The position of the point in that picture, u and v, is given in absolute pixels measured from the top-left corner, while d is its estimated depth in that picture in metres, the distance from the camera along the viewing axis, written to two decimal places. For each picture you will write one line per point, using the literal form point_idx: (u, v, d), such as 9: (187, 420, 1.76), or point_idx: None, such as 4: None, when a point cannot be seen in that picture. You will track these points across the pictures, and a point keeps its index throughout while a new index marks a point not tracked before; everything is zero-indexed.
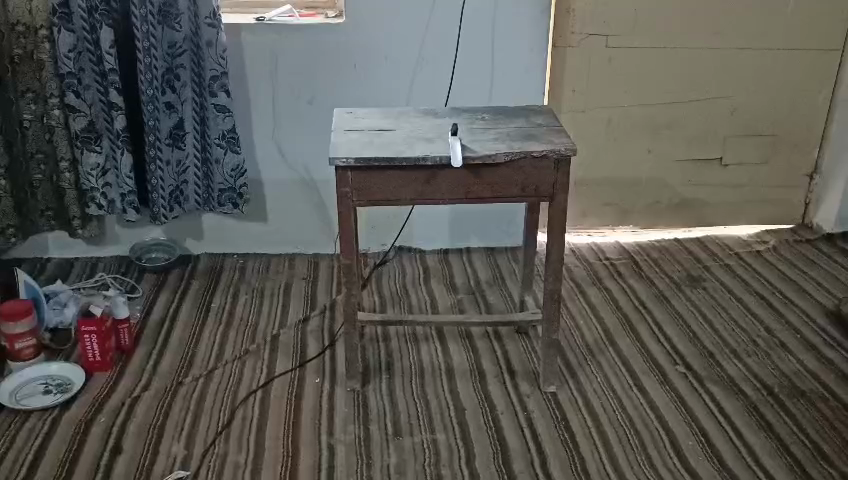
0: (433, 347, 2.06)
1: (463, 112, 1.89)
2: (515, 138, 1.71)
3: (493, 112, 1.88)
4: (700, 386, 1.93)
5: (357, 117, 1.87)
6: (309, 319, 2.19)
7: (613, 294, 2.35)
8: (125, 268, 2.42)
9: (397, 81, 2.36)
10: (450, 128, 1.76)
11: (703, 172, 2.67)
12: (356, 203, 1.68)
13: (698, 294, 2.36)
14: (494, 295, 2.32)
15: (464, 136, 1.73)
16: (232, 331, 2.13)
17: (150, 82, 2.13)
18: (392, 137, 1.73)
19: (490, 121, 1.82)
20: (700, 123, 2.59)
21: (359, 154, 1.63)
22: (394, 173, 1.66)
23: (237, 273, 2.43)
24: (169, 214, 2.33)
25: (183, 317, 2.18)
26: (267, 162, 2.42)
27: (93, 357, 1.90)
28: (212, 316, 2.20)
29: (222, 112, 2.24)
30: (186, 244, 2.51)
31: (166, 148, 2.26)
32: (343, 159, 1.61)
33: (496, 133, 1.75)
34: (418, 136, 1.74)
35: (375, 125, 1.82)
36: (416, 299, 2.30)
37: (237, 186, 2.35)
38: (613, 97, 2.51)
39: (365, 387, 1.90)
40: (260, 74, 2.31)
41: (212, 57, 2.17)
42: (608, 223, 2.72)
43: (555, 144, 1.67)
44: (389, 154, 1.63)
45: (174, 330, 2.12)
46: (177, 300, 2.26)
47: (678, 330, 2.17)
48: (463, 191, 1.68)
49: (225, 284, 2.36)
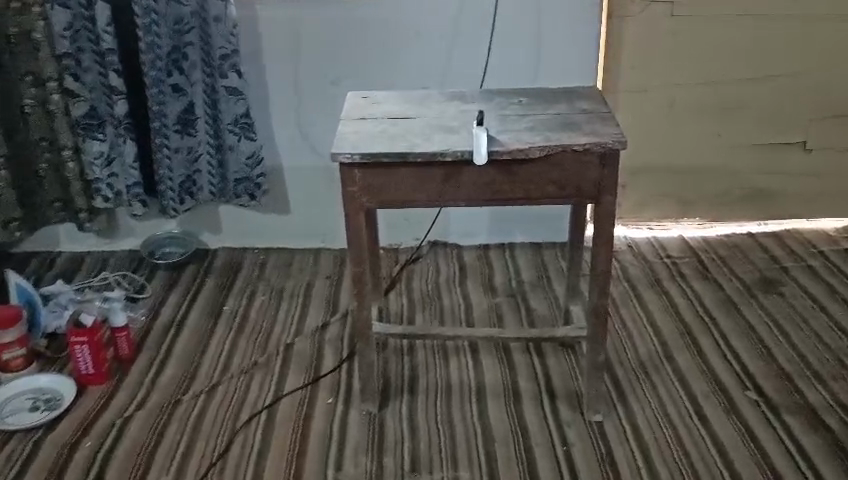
0: (462, 360, 1.81)
1: (496, 96, 1.62)
2: (555, 128, 1.44)
3: (532, 96, 1.61)
4: (774, 418, 1.64)
5: (373, 102, 1.61)
6: (328, 326, 1.96)
7: (674, 299, 2.06)
8: (137, 264, 2.24)
9: (429, 57, 2.09)
10: (476, 114, 1.50)
11: (782, 157, 2.33)
12: (366, 206, 1.43)
13: (773, 301, 2.05)
14: (537, 298, 2.06)
15: (493, 125, 1.46)
16: (243, 339, 1.93)
17: (153, 63, 1.93)
18: (409, 126, 1.47)
19: (527, 107, 1.54)
20: (778, 103, 2.26)
21: (368, 149, 1.38)
22: (409, 171, 1.40)
23: (257, 268, 2.22)
24: (180, 208, 2.14)
25: (191, 322, 1.98)
26: (286, 148, 2.19)
27: (86, 370, 1.74)
28: (224, 320, 2.00)
29: (235, 95, 2.03)
30: (204, 236, 2.30)
31: (175, 135, 2.06)
32: (346, 155, 1.37)
33: (532, 121, 1.47)
34: (440, 125, 1.48)
35: (391, 111, 1.56)
36: (448, 303, 2.05)
37: (253, 176, 2.13)
38: (676, 71, 2.20)
39: (382, 409, 1.68)
40: (277, 52, 2.08)
41: (221, 34, 1.96)
42: (669, 214, 2.41)
43: (601, 134, 1.39)
44: (404, 148, 1.38)
45: (181, 336, 1.93)
46: (187, 301, 2.07)
47: (748, 343, 1.87)
48: (490, 191, 1.41)
49: (242, 282, 2.15)
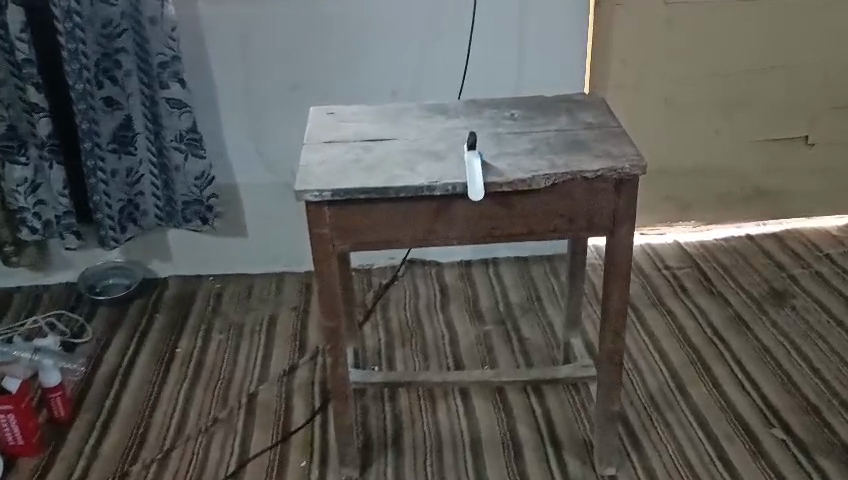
0: (451, 407, 1.60)
1: (484, 109, 1.40)
2: (561, 150, 1.22)
3: (526, 108, 1.39)
4: (807, 460, 1.45)
5: (340, 120, 1.37)
6: (296, 369, 1.72)
7: (678, 319, 1.86)
8: (75, 300, 1.97)
9: (401, 58, 1.85)
10: (465, 135, 1.27)
11: (784, 154, 2.15)
12: (339, 248, 1.20)
13: (786, 317, 1.87)
14: (528, 324, 1.85)
15: (486, 148, 1.23)
16: (200, 388, 1.69)
17: (79, 74, 1.67)
18: (387, 152, 1.24)
19: (523, 124, 1.32)
20: (780, 97, 2.07)
21: (338, 184, 1.15)
22: (389, 208, 1.17)
23: (212, 301, 1.97)
24: (122, 237, 1.88)
25: (139, 371, 1.73)
26: (240, 165, 1.93)
27: (14, 441, 1.49)
28: (176, 366, 1.75)
29: (178, 108, 1.77)
30: (151, 264, 2.04)
31: (111, 155, 1.80)
32: (313, 193, 1.13)
33: (532, 142, 1.25)
34: (423, 149, 1.25)
35: (362, 132, 1.32)
36: (431, 334, 1.83)
37: (204, 198, 1.88)
38: (671, 64, 2.00)
39: (364, 473, 1.46)
40: (226, 56, 1.82)
41: (159, 38, 1.70)
42: (664, 219, 2.22)
43: (614, 157, 1.18)
44: (382, 182, 1.15)
45: (127, 389, 1.68)
46: (134, 345, 1.81)
47: (765, 370, 1.69)
48: (487, 227, 1.19)
49: (195, 319, 1.90)
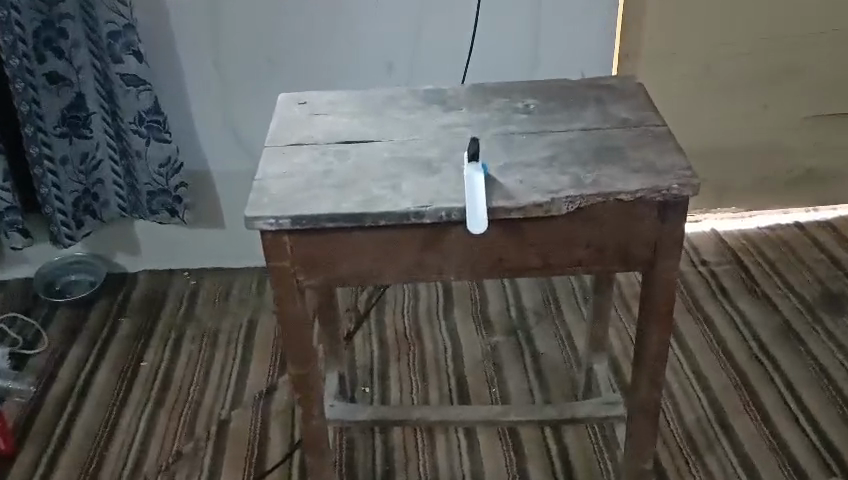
0: (452, 449, 1.35)
1: (492, 98, 1.12)
2: (588, 159, 0.95)
3: (544, 97, 1.11)
4: None
5: (313, 112, 1.11)
6: (274, 391, 1.49)
7: (718, 330, 1.61)
8: (31, 301, 1.74)
9: (397, 24, 1.57)
10: (469, 139, 1.01)
11: (846, 132, 1.85)
12: (304, 284, 0.95)
13: (845, 327, 1.61)
14: (544, 335, 1.60)
15: (493, 157, 0.97)
16: (164, 412, 1.46)
17: (13, 47, 1.41)
18: (366, 161, 0.98)
19: (540, 120, 1.05)
20: (841, 65, 1.77)
21: (302, 209, 0.89)
22: (366, 236, 0.92)
23: (185, 302, 1.74)
24: (78, 232, 1.64)
25: (97, 390, 1.51)
26: (214, 149, 1.68)
27: None
28: (139, 382, 1.53)
29: (134, 85, 1.51)
30: (118, 258, 1.81)
31: (61, 140, 1.55)
32: (269, 221, 0.88)
33: (551, 147, 0.99)
34: (412, 157, 0.99)
35: (339, 132, 1.06)
36: (432, 346, 1.59)
37: (171, 187, 1.63)
38: (713, 29, 1.71)
39: None
40: (190, 25, 1.54)
41: (107, 2, 1.44)
42: (701, 205, 1.94)
43: (656, 173, 0.92)
44: (358, 206, 0.89)
45: (81, 412, 1.47)
46: (93, 358, 1.59)
47: (823, 398, 1.44)
48: (491, 260, 0.94)
49: (163, 327, 1.67)
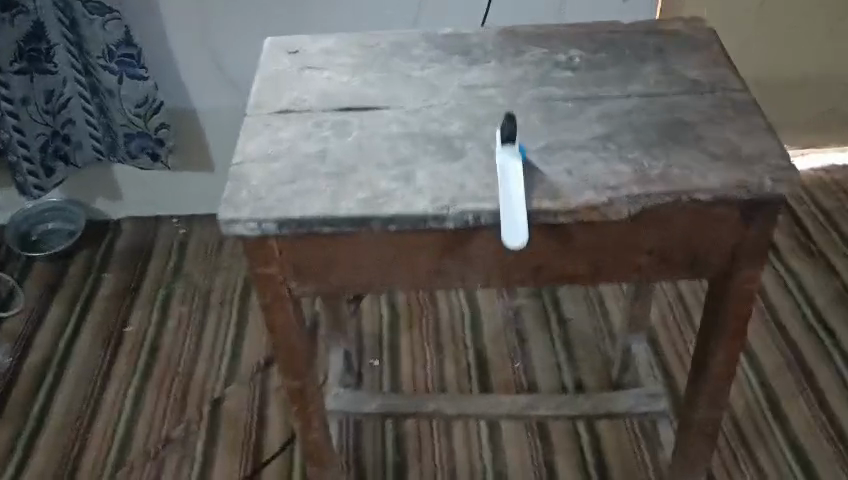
0: (472, 439, 1.19)
1: (526, 47, 0.91)
2: (652, 139, 0.76)
3: (590, 47, 0.90)
4: None
5: (306, 66, 0.90)
6: (272, 364, 1.34)
7: (769, 296, 1.43)
8: (5, 253, 1.57)
9: None
10: (501, 112, 0.80)
11: None
12: (298, 292, 0.78)
13: None
14: (574, 299, 1.43)
15: (531, 136, 0.77)
16: (150, 388, 1.31)
17: None
18: (371, 139, 0.78)
19: (587, 79, 0.85)
20: None
21: (290, 208, 0.70)
22: (376, 244, 0.74)
23: (174, 255, 1.57)
24: (49, 180, 1.45)
25: (77, 361, 1.36)
26: (199, 83, 1.47)
27: None
28: (124, 352, 1.38)
29: (101, 11, 1.29)
30: (98, 204, 1.62)
31: (20, 77, 1.33)
32: (248, 223, 0.70)
33: (603, 121, 0.79)
34: (428, 133, 0.79)
35: (337, 94, 0.85)
36: (448, 311, 1.42)
37: (151, 130, 1.42)
38: None
39: None
40: None
41: None
42: None
43: (741, 163, 0.72)
44: (360, 205, 0.70)
45: (60, 387, 1.32)
46: (73, 322, 1.43)
47: None
48: (528, 267, 0.76)
49: (149, 284, 1.51)
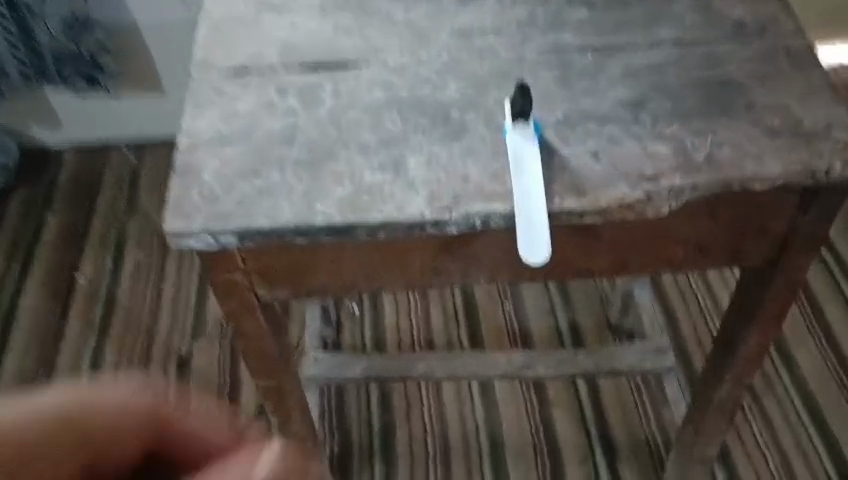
0: (462, 395, 1.11)
1: None
2: (693, 107, 0.62)
3: None
4: None
5: (262, 6, 0.73)
6: None
7: None
8: None
9: None
10: (506, 71, 0.66)
11: None
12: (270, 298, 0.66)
13: None
14: None
15: (545, 103, 0.63)
16: (110, 346, 1.20)
17: None
18: (348, 111, 0.63)
19: (608, 22, 0.69)
20: None
21: (253, 214, 0.57)
22: (360, 243, 0.61)
23: (125, 188, 1.41)
24: None
25: (26, 317, 1.24)
26: None
27: None
28: (78, 305, 1.25)
29: None
30: (35, 132, 1.44)
31: None
32: (203, 235, 0.56)
33: (631, 81, 0.64)
34: (419, 100, 0.64)
35: (302, 47, 0.69)
36: None
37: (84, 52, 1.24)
38: None
39: None
40: None
41: None
42: None
43: (803, 139, 0.59)
44: (340, 209, 0.57)
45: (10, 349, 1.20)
46: (18, 272, 1.30)
47: None
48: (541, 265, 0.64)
49: (99, 224, 1.36)
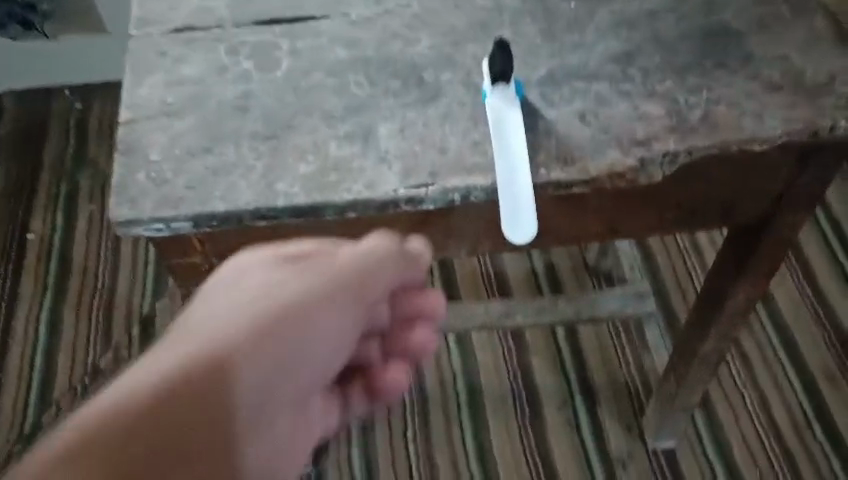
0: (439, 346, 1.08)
1: None
2: (686, 61, 0.57)
3: None
4: None
5: None
6: None
7: None
8: None
9: None
10: (482, 24, 0.60)
11: None
12: None
13: None
14: None
15: (526, 61, 0.57)
16: (68, 308, 1.14)
17: None
18: (310, 74, 0.57)
19: None
20: None
21: (208, 198, 0.51)
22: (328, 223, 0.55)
23: (73, 137, 1.32)
24: None
25: None
26: None
27: None
28: (31, 266, 1.19)
29: None
30: None
31: None
32: (156, 225, 0.51)
33: (619, 33, 0.59)
34: (388, 59, 0.58)
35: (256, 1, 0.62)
36: None
37: None
38: None
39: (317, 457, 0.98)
40: None
41: None
42: None
43: (807, 94, 0.54)
44: (304, 188, 0.51)
45: None
46: None
47: None
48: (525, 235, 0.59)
49: (47, 177, 1.28)
